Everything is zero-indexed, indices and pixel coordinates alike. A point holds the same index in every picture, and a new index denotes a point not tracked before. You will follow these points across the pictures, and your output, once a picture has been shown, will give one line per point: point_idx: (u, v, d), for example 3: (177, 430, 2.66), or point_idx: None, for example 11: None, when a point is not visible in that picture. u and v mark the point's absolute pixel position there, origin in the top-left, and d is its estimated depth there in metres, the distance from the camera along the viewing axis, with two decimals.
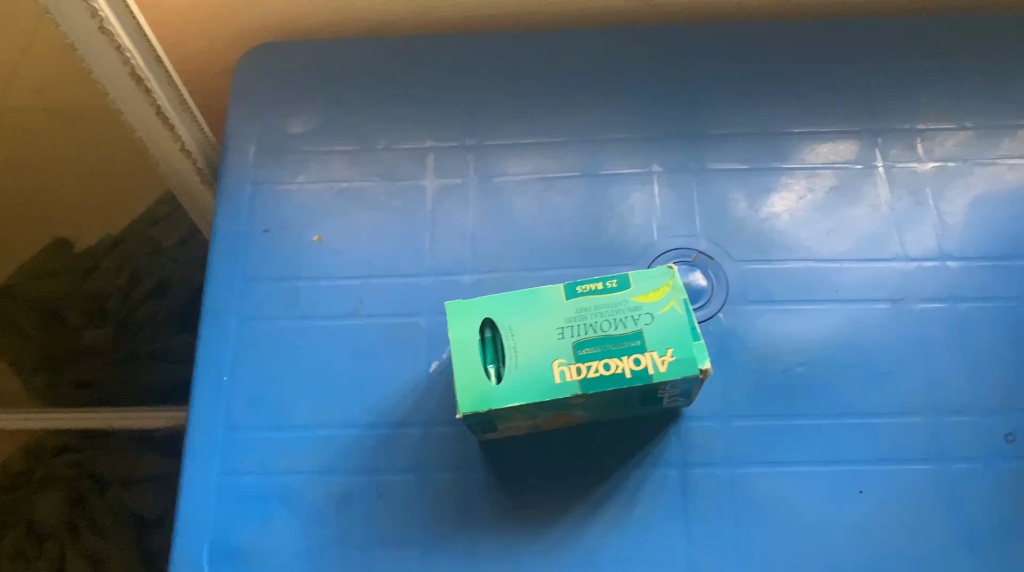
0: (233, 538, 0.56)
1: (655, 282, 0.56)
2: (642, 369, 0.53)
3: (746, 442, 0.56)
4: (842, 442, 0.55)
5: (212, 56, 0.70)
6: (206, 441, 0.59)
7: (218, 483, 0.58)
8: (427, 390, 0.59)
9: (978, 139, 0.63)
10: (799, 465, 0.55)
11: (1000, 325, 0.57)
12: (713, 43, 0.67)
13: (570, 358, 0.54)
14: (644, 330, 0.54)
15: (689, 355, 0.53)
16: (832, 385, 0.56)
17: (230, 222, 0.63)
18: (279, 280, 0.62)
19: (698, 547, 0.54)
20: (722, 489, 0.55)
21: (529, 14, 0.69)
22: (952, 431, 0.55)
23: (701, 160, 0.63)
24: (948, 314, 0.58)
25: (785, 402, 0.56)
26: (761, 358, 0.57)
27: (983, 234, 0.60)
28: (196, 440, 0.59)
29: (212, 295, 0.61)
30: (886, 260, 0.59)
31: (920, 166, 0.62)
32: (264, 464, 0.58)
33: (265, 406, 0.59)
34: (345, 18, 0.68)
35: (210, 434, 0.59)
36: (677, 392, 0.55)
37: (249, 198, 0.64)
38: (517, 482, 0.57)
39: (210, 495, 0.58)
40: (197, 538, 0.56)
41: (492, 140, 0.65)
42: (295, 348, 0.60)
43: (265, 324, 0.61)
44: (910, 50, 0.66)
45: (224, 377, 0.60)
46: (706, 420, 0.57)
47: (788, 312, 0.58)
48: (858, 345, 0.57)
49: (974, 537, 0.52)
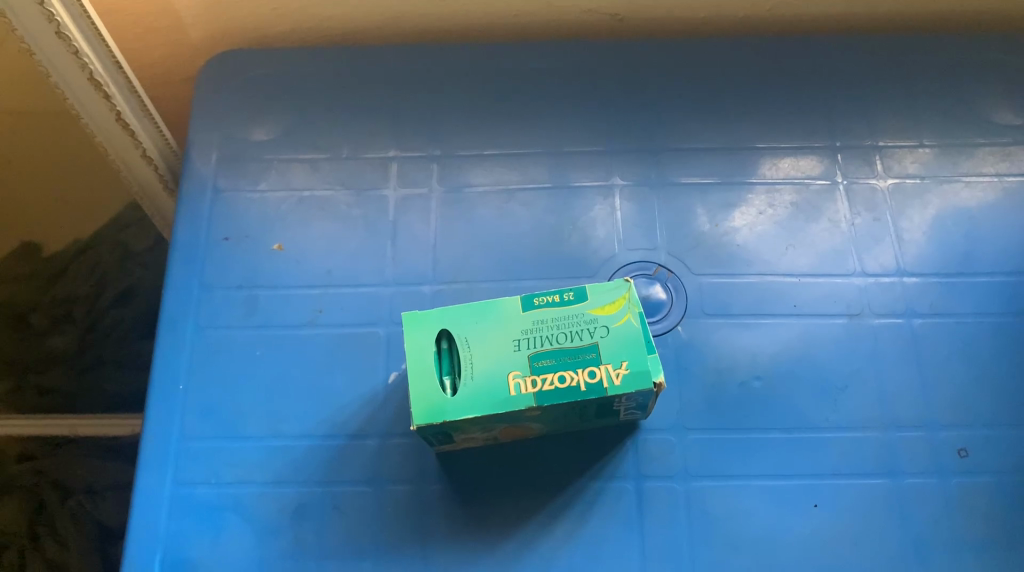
0: (184, 552, 0.53)
1: (614, 290, 0.51)
2: (597, 386, 0.48)
3: (702, 456, 0.55)
4: (797, 457, 0.54)
5: (171, 58, 0.72)
6: (155, 453, 0.56)
7: (170, 494, 0.55)
8: (383, 401, 0.57)
9: (939, 160, 0.64)
10: (753, 478, 0.54)
11: (951, 340, 0.58)
12: (672, 59, 0.69)
13: (522, 372, 0.49)
14: (600, 344, 0.49)
15: (646, 371, 0.49)
16: (788, 400, 0.56)
17: (187, 228, 0.63)
18: (238, 288, 0.61)
19: (653, 561, 0.52)
20: (678, 502, 0.53)
21: (492, 29, 0.71)
22: (904, 447, 0.55)
23: (663, 171, 0.64)
24: (901, 330, 0.58)
25: (741, 416, 0.56)
26: (718, 372, 0.57)
27: (934, 250, 0.61)
28: (148, 450, 0.56)
29: (169, 301, 0.60)
30: (843, 276, 0.60)
31: (880, 182, 0.63)
32: (217, 474, 0.55)
33: (220, 416, 0.57)
34: (312, 30, 0.70)
35: (162, 444, 0.56)
36: (633, 405, 0.52)
37: (209, 204, 0.64)
38: (471, 495, 0.54)
39: (161, 507, 0.54)
40: (147, 553, 0.53)
41: (457, 152, 0.65)
42: (251, 356, 0.58)
43: (222, 332, 0.59)
44: (869, 71, 0.68)
45: (179, 387, 0.58)
46: (662, 432, 0.55)
47: (744, 325, 0.58)
48: (814, 360, 0.57)
49: (925, 552, 0.52)
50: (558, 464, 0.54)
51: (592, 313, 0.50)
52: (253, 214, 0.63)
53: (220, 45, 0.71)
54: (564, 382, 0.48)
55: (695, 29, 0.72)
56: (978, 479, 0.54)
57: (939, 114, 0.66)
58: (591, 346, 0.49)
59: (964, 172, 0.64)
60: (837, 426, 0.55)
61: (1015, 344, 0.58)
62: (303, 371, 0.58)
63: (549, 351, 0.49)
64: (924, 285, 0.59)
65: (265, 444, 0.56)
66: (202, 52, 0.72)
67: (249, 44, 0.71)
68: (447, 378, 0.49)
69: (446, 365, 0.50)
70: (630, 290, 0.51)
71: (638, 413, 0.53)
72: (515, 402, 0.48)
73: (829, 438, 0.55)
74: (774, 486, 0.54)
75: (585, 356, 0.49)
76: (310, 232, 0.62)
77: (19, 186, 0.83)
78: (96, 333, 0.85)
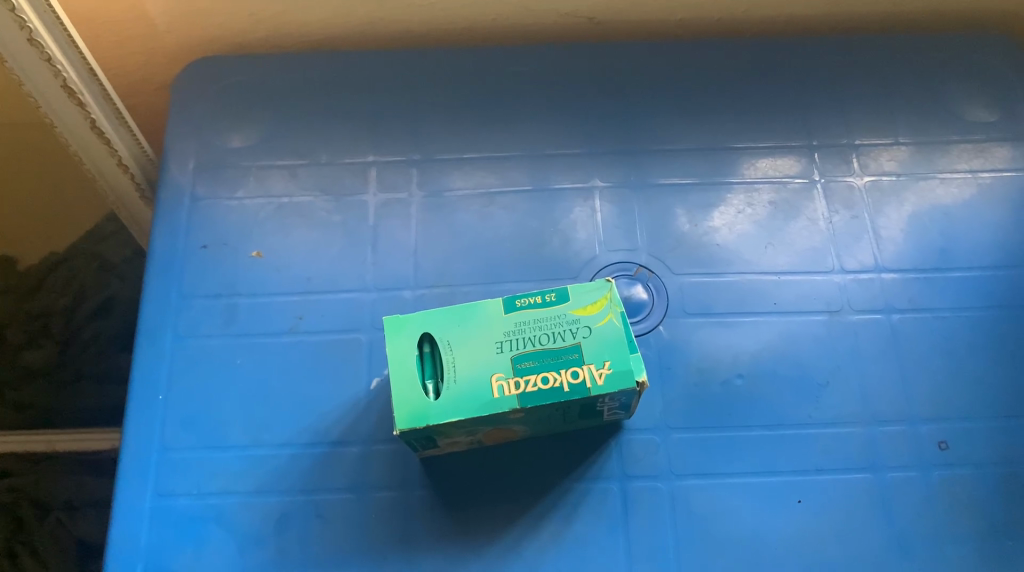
0: (166, 564, 0.52)
1: (595, 291, 0.51)
2: (580, 385, 0.48)
3: (686, 454, 0.55)
4: (780, 454, 0.55)
5: (143, 64, 0.71)
6: (134, 467, 0.55)
7: (151, 506, 0.54)
8: (366, 408, 0.56)
9: (915, 157, 0.65)
10: (738, 476, 0.54)
11: (929, 334, 0.58)
12: (649, 61, 0.69)
13: (504, 374, 0.48)
14: (583, 343, 0.49)
15: (629, 370, 0.48)
16: (770, 398, 0.56)
17: (165, 236, 0.62)
18: (217, 296, 0.60)
19: (640, 561, 0.52)
20: (663, 501, 0.53)
21: (468, 32, 0.71)
22: (886, 441, 0.55)
23: (643, 172, 0.64)
24: (879, 326, 0.58)
25: (723, 414, 0.56)
26: (700, 371, 0.57)
27: (910, 245, 0.61)
28: (128, 462, 0.55)
29: (147, 313, 0.59)
30: (823, 273, 0.60)
31: (856, 180, 0.64)
32: (199, 485, 0.54)
33: (200, 425, 0.56)
34: (289, 36, 0.70)
35: (142, 455, 0.55)
36: (616, 404, 0.51)
37: (186, 211, 0.63)
38: (455, 500, 0.54)
39: (142, 519, 0.54)
40: (128, 566, 0.52)
41: (437, 156, 0.65)
42: (232, 365, 0.58)
43: (202, 341, 0.59)
44: (843, 70, 0.69)
45: (159, 397, 0.57)
46: (647, 432, 0.55)
47: (725, 324, 0.58)
48: (795, 357, 0.57)
49: (909, 544, 0.52)
50: (542, 466, 0.54)
51: (573, 313, 0.50)
52: (232, 221, 0.63)
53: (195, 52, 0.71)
54: (547, 383, 0.48)
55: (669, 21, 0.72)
56: (959, 472, 0.54)
57: (914, 112, 0.67)
58: (573, 346, 0.49)
59: (940, 169, 0.64)
60: (820, 423, 0.55)
61: (993, 337, 0.58)
62: (284, 379, 0.57)
63: (531, 352, 0.49)
64: (902, 281, 0.60)
65: (246, 453, 0.55)
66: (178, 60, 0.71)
67: (226, 52, 0.71)
68: (429, 382, 0.49)
69: (429, 369, 0.50)
70: (611, 290, 0.51)
71: (622, 412, 0.53)
72: (498, 405, 0.48)
73: (811, 434, 0.55)
74: (759, 483, 0.54)
75: (568, 355, 0.49)
76: (290, 238, 0.62)
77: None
78: (73, 346, 0.84)
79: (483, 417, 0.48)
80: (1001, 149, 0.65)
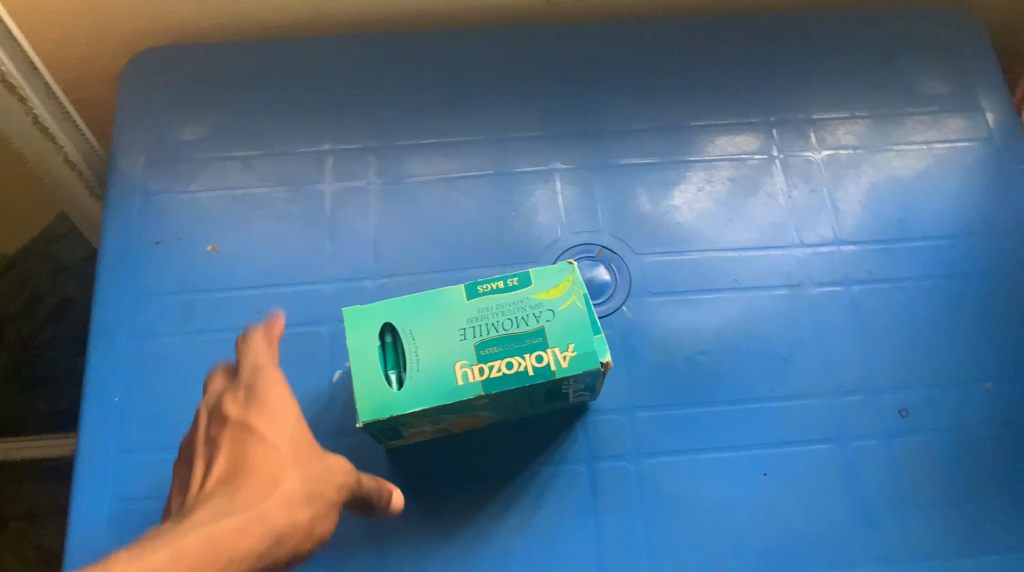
0: None
1: (557, 274, 0.50)
2: (545, 368, 0.48)
3: (653, 433, 0.55)
4: (745, 429, 0.55)
5: (88, 56, 0.69)
6: (92, 473, 0.54)
7: (112, 511, 0.53)
8: (329, 401, 0.56)
9: (871, 130, 0.65)
10: (705, 452, 0.54)
11: (888, 305, 0.59)
12: (605, 39, 0.69)
13: (468, 361, 0.48)
14: (546, 327, 0.49)
15: (593, 352, 0.48)
16: (734, 375, 0.56)
17: (117, 232, 0.61)
18: (173, 294, 0.59)
19: (610, 541, 0.52)
20: (631, 481, 0.54)
21: (423, 15, 0.70)
22: (849, 411, 0.56)
23: (603, 153, 0.64)
24: (839, 298, 0.59)
25: (689, 392, 0.56)
26: (664, 349, 0.57)
27: (868, 217, 0.62)
28: (86, 468, 0.54)
29: (101, 313, 0.58)
30: (783, 248, 0.61)
31: (814, 154, 0.64)
32: (161, 487, 0.53)
33: (160, 426, 0.55)
34: (238, 23, 0.69)
35: (101, 460, 0.54)
36: (581, 386, 0.51)
37: (138, 204, 0.61)
38: (423, 489, 0.53)
39: (103, 524, 0.52)
40: None
41: (394, 142, 0.64)
42: (190, 364, 0.57)
43: (159, 341, 0.57)
44: (799, 45, 0.69)
45: (116, 400, 0.56)
46: (613, 413, 0.55)
47: (687, 302, 0.59)
48: (758, 333, 0.58)
49: (874, 512, 0.53)
50: (509, 451, 0.54)
51: (536, 297, 0.50)
52: (186, 214, 0.61)
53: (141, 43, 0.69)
54: (511, 368, 0.48)
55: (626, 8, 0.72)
56: (921, 438, 0.55)
57: (869, 85, 0.67)
58: (536, 330, 0.49)
59: (896, 141, 0.65)
60: (783, 396, 0.56)
61: (950, 306, 0.59)
62: None
63: (494, 338, 0.49)
64: (860, 253, 0.61)
65: None
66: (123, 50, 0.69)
67: (174, 41, 0.69)
68: (392, 372, 0.49)
69: (392, 359, 0.49)
70: (572, 272, 0.50)
71: (587, 394, 0.53)
72: (462, 393, 0.47)
73: (775, 408, 0.56)
74: (725, 459, 0.54)
75: (531, 339, 0.48)
76: (246, 231, 0.61)
77: None
78: (28, 350, 0.81)
79: (448, 405, 0.48)
80: (955, 120, 0.66)
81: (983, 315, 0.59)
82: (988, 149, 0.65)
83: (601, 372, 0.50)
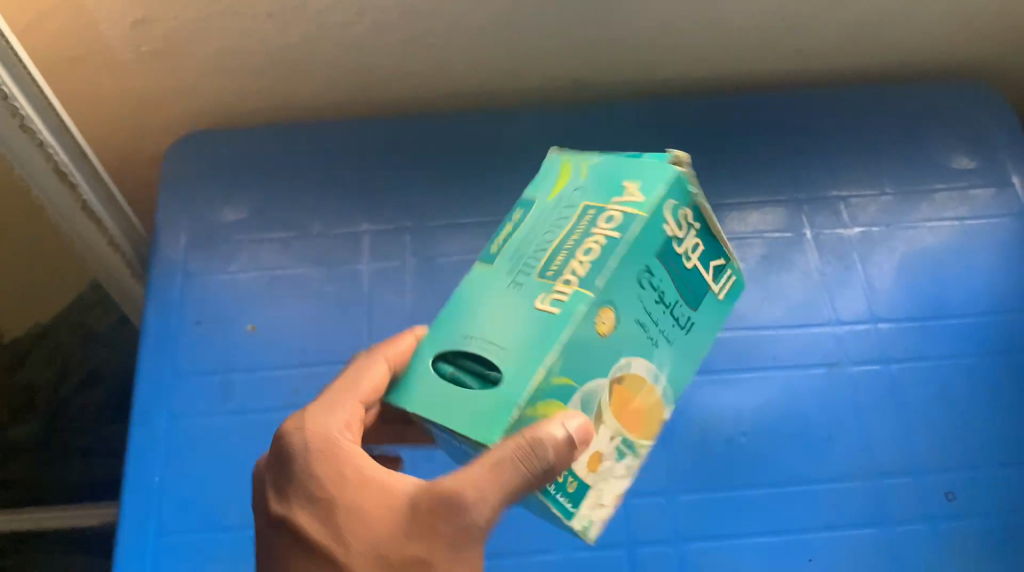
0: (169, 542, 0.74)
1: (665, 170, 0.45)
2: (678, 231, 0.46)
3: (692, 515, 0.71)
4: (785, 515, 0.71)
5: (270, 122, 0.99)
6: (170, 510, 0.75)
7: (154, 542, 0.74)
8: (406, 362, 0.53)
9: (896, 205, 0.86)
10: (742, 537, 0.70)
11: (924, 378, 0.76)
12: None
13: (653, 253, 0.45)
14: (590, 200, 0.47)
15: (664, 181, 0.45)
16: (766, 456, 0.73)
17: (401, 270, 0.87)
18: (268, 368, 0.82)
19: (688, 553, 0.69)
20: (721, 558, 0.69)
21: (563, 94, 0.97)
22: (895, 492, 0.72)
23: None
24: (873, 372, 0.77)
25: (726, 479, 0.72)
26: (704, 433, 0.74)
27: (929, 290, 0.81)
28: (138, 534, 0.74)
29: (178, 400, 0.80)
30: (817, 323, 0.79)
31: (845, 230, 0.85)
32: (198, 522, 0.74)
33: (191, 503, 0.75)
34: (407, 96, 0.98)
35: (143, 534, 0.74)
36: (704, 247, 0.48)
37: (416, 250, 0.88)
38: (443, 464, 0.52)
39: (146, 550, 0.73)
40: (138, 544, 0.73)
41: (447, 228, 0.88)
42: (229, 441, 0.78)
43: (197, 419, 0.79)
44: None
45: (156, 478, 0.76)
46: (655, 496, 0.71)
47: (719, 383, 0.77)
48: (794, 417, 0.75)
49: None
50: None
51: (558, 193, 0.49)
52: (434, 267, 0.87)
53: (315, 115, 0.99)
54: (680, 241, 0.46)
55: (700, 15, 0.89)
56: None
57: (898, 169, 0.88)
58: (644, 204, 0.44)
59: (923, 218, 0.85)
60: (824, 478, 0.72)
61: (989, 378, 0.76)
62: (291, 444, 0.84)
63: (565, 240, 0.45)
64: (891, 326, 0.79)
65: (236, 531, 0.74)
66: (290, 129, 0.96)
67: (356, 123, 0.97)
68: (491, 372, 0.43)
69: (469, 375, 0.44)
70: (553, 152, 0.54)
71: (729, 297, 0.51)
72: (668, 289, 0.46)
73: (826, 488, 0.72)
74: (782, 533, 0.70)
75: (590, 215, 0.46)
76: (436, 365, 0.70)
77: (173, 217, 0.91)
78: None
79: (615, 345, 0.44)
80: (984, 193, 0.86)
81: (1006, 388, 0.76)
82: (1014, 223, 0.84)
83: (701, 215, 0.47)
